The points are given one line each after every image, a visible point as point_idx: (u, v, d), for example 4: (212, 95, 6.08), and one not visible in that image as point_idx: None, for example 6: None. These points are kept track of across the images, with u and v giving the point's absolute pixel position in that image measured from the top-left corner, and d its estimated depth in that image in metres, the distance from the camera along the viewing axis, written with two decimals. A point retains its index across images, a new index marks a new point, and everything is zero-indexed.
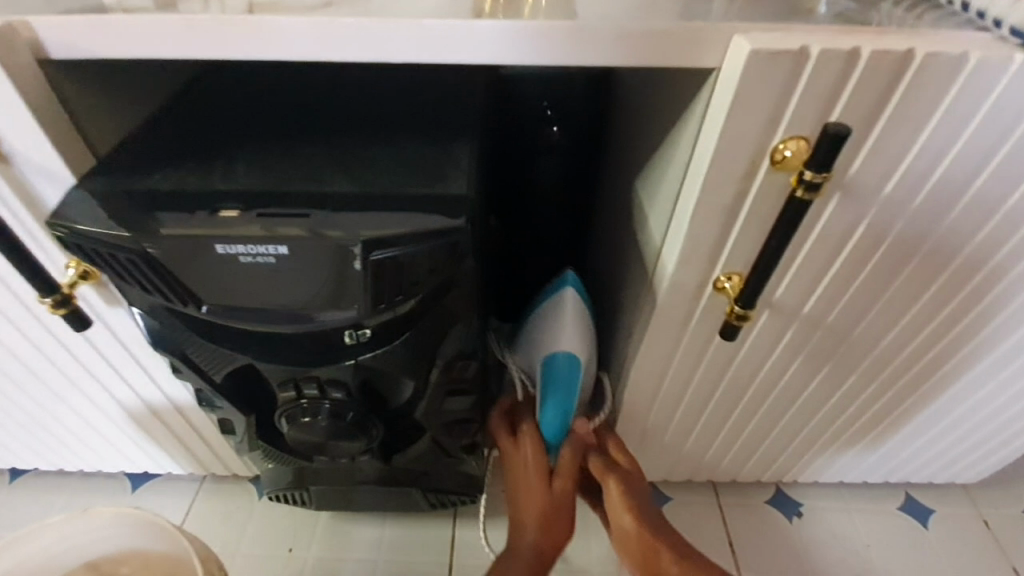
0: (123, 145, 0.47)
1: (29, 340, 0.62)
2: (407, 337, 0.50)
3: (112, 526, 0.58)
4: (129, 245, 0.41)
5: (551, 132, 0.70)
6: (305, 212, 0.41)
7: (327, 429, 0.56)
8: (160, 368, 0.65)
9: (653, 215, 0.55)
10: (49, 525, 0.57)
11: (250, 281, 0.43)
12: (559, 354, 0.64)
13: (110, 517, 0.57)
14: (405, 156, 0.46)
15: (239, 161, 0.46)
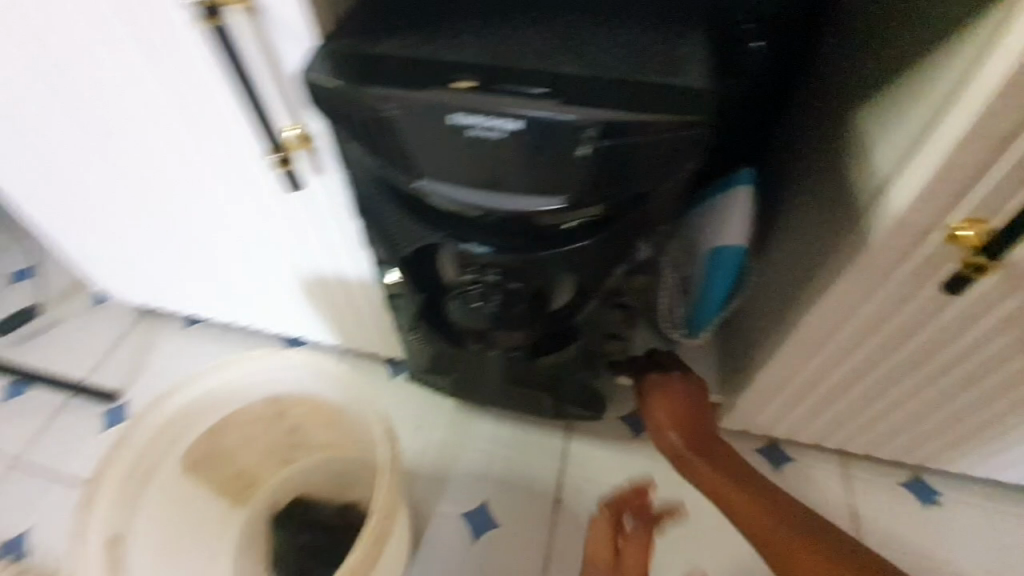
0: (359, 11, 0.49)
1: (240, 195, 0.68)
2: (597, 238, 0.51)
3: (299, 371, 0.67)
4: (368, 106, 0.43)
5: (754, 47, 0.60)
6: (541, 90, 0.40)
7: (495, 317, 0.59)
8: (339, 239, 0.69)
9: (886, 143, 0.49)
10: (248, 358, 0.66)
11: (473, 156, 0.43)
12: (725, 249, 0.67)
13: (301, 361, 0.66)
14: (635, 41, 0.44)
15: (468, 32, 0.45)
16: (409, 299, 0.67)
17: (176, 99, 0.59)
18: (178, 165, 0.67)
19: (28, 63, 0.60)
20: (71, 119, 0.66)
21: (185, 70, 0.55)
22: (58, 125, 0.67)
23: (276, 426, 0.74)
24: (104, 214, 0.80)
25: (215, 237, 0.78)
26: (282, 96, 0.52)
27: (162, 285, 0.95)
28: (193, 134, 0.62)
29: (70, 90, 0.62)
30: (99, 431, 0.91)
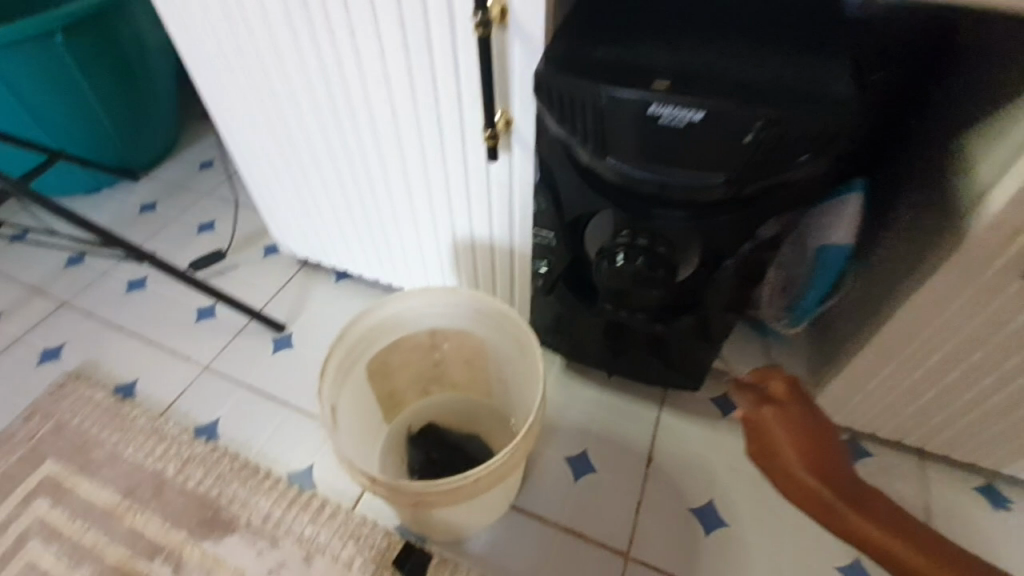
0: (568, 22, 0.63)
1: (429, 166, 0.85)
2: (734, 215, 0.64)
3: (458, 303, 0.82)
4: (580, 96, 0.59)
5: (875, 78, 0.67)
6: (720, 91, 0.54)
7: (634, 278, 0.72)
8: (503, 207, 0.84)
9: (991, 159, 0.60)
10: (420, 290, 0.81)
11: (658, 138, 0.57)
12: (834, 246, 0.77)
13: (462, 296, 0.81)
14: (790, 58, 0.56)
15: (657, 44, 0.59)
16: (555, 260, 0.81)
17: (404, 84, 0.75)
18: (384, 137, 0.84)
19: (295, 48, 0.79)
20: (310, 95, 0.84)
21: (420, 62, 0.72)
22: (299, 99, 0.86)
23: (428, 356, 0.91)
24: (306, 174, 0.99)
25: (390, 201, 0.95)
26: (498, 88, 0.68)
27: (329, 240, 1.14)
28: (405, 112, 0.79)
29: (318, 71, 0.80)
30: (272, 354, 1.13)
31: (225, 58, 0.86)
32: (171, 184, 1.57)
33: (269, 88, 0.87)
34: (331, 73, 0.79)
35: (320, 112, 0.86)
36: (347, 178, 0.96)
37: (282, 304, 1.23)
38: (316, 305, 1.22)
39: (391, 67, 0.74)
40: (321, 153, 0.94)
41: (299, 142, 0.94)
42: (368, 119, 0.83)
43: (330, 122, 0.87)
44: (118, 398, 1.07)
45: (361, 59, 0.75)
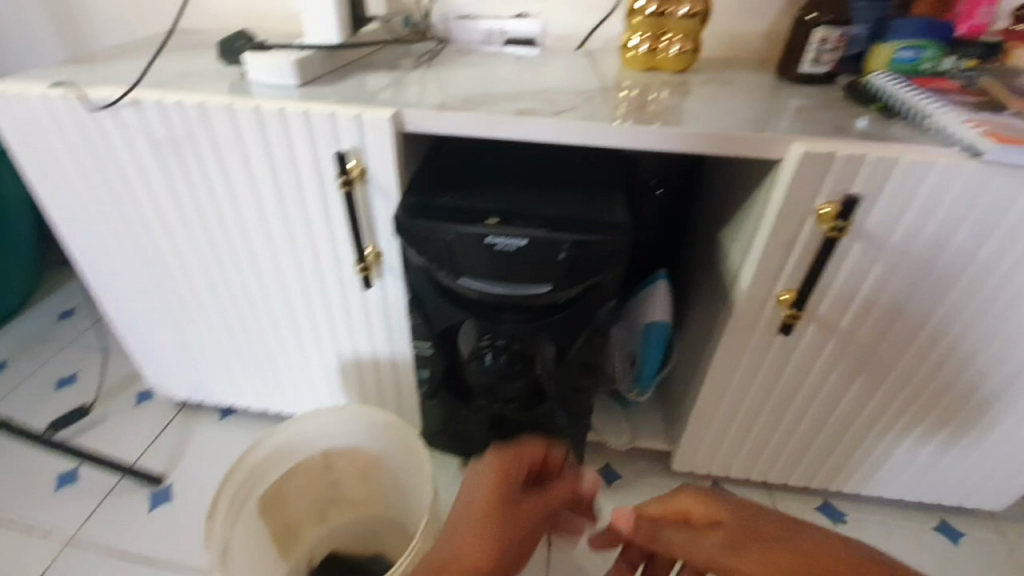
0: (417, 178, 0.80)
1: (310, 298, 0.93)
2: (569, 312, 0.80)
3: (350, 424, 0.86)
4: (431, 233, 0.73)
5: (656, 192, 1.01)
6: (535, 223, 0.71)
7: (500, 373, 0.85)
8: (383, 326, 0.93)
9: (734, 251, 0.83)
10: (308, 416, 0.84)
11: (496, 261, 0.72)
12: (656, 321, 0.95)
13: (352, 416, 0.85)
14: (584, 196, 0.77)
15: (488, 192, 0.77)
16: (434, 367, 0.91)
17: (282, 233, 0.85)
18: (266, 275, 0.91)
19: (177, 205, 0.86)
20: (191, 245, 0.91)
21: (294, 213, 0.82)
22: (179, 250, 0.92)
23: (322, 479, 0.92)
24: (187, 315, 1.02)
25: (275, 332, 1.00)
26: (365, 230, 0.81)
27: (213, 378, 1.13)
28: (284, 254, 0.87)
29: (199, 224, 0.88)
30: (148, 510, 1.05)
31: (103, 217, 0.91)
32: (23, 341, 1.46)
33: (148, 242, 0.92)
34: (211, 225, 0.87)
35: (200, 260, 0.93)
36: (231, 315, 1.00)
37: (160, 453, 1.16)
38: (200, 448, 1.18)
39: (269, 219, 0.84)
40: (203, 294, 0.98)
41: (179, 288, 0.98)
42: (249, 263, 0.91)
43: (212, 266, 0.93)
44: None
45: (240, 215, 0.84)
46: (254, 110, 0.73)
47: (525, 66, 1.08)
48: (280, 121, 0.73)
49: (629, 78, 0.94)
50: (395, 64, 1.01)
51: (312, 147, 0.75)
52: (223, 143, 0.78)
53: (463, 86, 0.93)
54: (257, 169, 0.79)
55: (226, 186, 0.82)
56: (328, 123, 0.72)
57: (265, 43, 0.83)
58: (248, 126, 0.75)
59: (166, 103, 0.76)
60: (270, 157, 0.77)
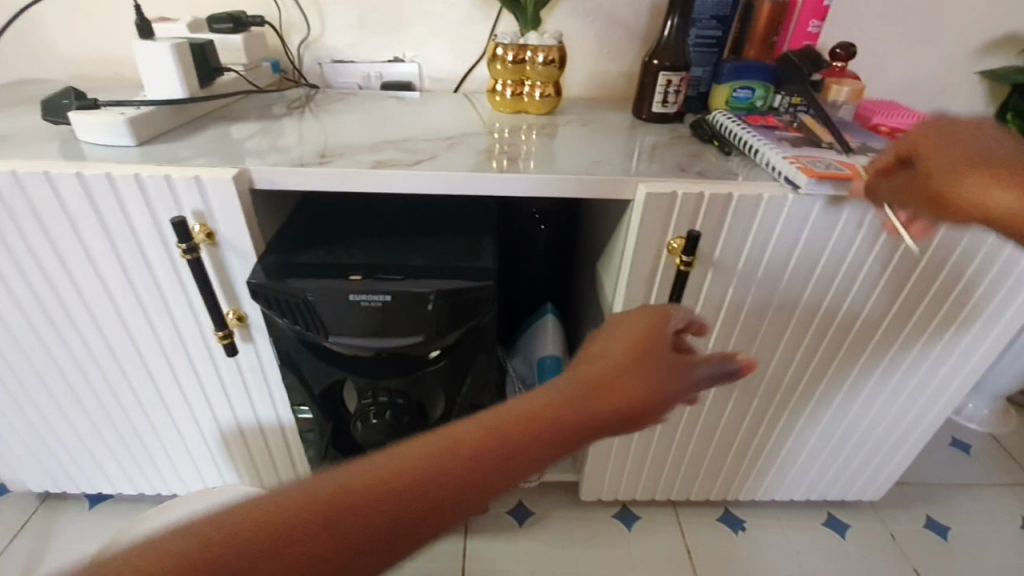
0: (280, 237, 0.77)
1: (174, 369, 0.85)
2: (449, 360, 0.79)
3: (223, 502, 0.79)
4: (290, 294, 0.70)
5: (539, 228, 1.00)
6: (400, 276, 0.70)
7: (387, 431, 0.82)
8: (259, 390, 0.87)
9: (606, 284, 0.86)
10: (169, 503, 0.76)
11: (364, 318, 0.70)
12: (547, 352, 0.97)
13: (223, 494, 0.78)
14: (452, 244, 0.77)
15: (353, 246, 0.76)
16: (318, 428, 0.87)
17: (131, 302, 0.78)
18: (119, 347, 0.83)
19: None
20: (24, 324, 0.81)
21: (140, 280, 0.76)
22: (10, 330, 0.82)
23: None
24: (31, 399, 0.90)
25: (139, 408, 0.91)
26: (225, 293, 0.76)
27: (73, 465, 1.01)
28: (136, 324, 0.80)
29: (27, 300, 0.78)
30: None
31: None
32: None
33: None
34: (43, 300, 0.78)
35: (38, 339, 0.83)
36: (82, 394, 0.89)
37: (11, 559, 1.01)
38: (62, 545, 1.04)
39: (114, 290, 0.76)
40: (46, 375, 0.87)
41: (15, 371, 0.87)
42: (98, 337, 0.82)
43: (52, 344, 0.83)
44: None
45: (79, 287, 0.76)
46: (76, 176, 0.67)
47: (402, 109, 1.08)
48: (109, 186, 0.68)
49: (499, 120, 0.97)
50: (263, 112, 0.98)
51: (150, 211, 0.70)
52: (47, 212, 0.70)
53: (333, 133, 0.92)
54: (89, 237, 0.72)
55: (59, 258, 0.74)
56: (163, 186, 0.67)
57: (97, 101, 0.77)
58: (73, 193, 0.68)
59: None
60: (103, 223, 0.71)
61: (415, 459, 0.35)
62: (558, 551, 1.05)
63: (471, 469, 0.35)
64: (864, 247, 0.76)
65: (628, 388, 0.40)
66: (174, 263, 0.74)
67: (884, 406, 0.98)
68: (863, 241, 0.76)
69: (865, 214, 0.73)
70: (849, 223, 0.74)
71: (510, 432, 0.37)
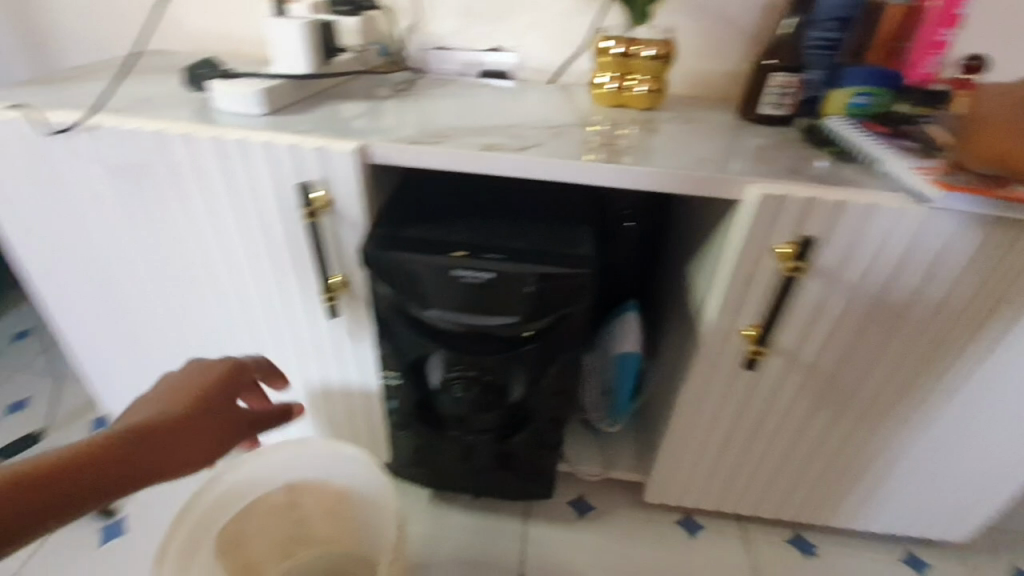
0: (387, 210, 0.80)
1: (276, 327, 0.91)
2: (537, 344, 0.80)
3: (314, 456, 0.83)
4: (397, 264, 0.73)
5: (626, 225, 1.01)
6: (501, 255, 0.72)
7: (470, 405, 0.84)
8: (350, 354, 0.92)
9: (699, 284, 0.85)
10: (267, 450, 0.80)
11: (463, 294, 0.72)
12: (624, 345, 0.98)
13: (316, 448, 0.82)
14: (551, 229, 0.78)
15: (455, 224, 0.78)
16: (404, 396, 0.91)
17: (247, 261, 0.83)
18: (229, 302, 0.89)
19: (134, 232, 0.84)
20: (149, 272, 0.88)
21: (257, 240, 0.81)
22: (138, 277, 0.89)
23: (286, 515, 0.88)
24: (145, 342, 0.98)
25: (238, 360, 0.98)
26: (332, 260, 0.80)
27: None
28: (248, 281, 0.86)
29: (156, 251, 0.85)
30: (100, 545, 1.01)
31: (55, 244, 0.88)
32: None
33: (105, 268, 0.89)
34: (170, 252, 0.85)
35: (161, 287, 0.90)
36: (191, 342, 0.97)
37: None
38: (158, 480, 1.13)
39: (234, 248, 0.82)
40: (162, 321, 0.95)
41: (136, 316, 0.95)
42: (213, 291, 0.88)
43: (171, 293, 0.90)
44: None
45: (204, 243, 0.83)
46: (215, 140, 0.73)
47: (500, 97, 1.10)
48: (243, 151, 0.73)
49: (599, 113, 0.97)
50: (370, 93, 1.03)
51: (276, 176, 0.74)
52: (187, 171, 0.76)
53: (437, 116, 0.95)
54: (218, 196, 0.78)
55: (191, 215, 0.80)
56: (292, 153, 0.72)
57: (231, 72, 0.83)
58: (211, 155, 0.74)
59: (126, 130, 0.74)
60: (233, 185, 0.76)
61: (39, 468, 0.49)
62: (618, 548, 1.05)
63: (62, 475, 0.50)
64: (992, 268, 0.71)
65: (168, 444, 0.56)
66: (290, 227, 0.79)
67: (987, 442, 0.91)
68: (992, 262, 0.71)
69: (998, 233, 0.68)
70: (978, 241, 0.69)
71: (97, 454, 0.52)
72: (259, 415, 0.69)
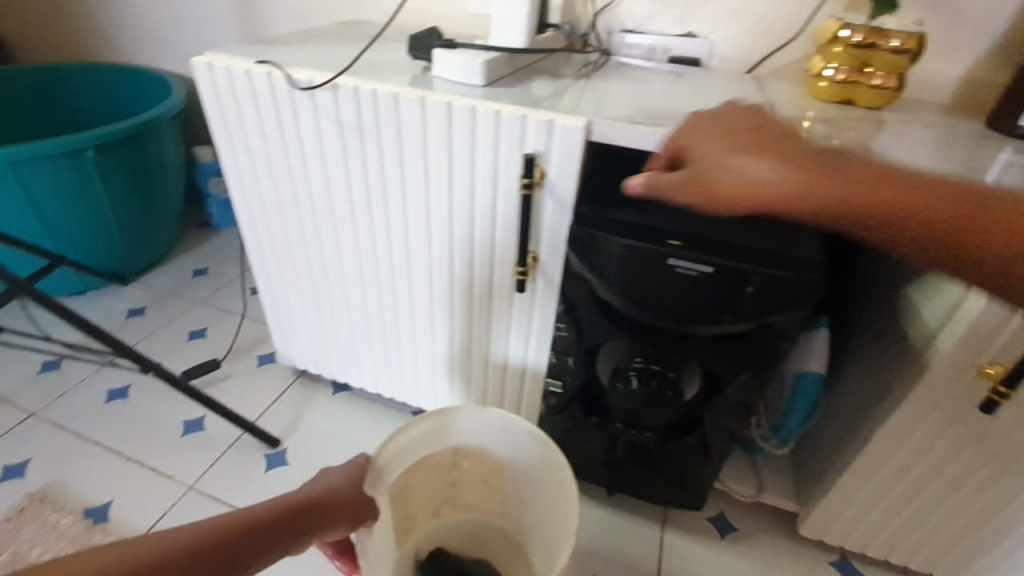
0: (591, 188, 0.78)
1: (454, 294, 0.93)
2: (734, 347, 0.75)
3: (489, 424, 0.83)
4: (605, 245, 0.70)
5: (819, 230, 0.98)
6: (723, 249, 0.67)
7: (645, 401, 0.81)
8: (519, 331, 0.92)
9: (928, 307, 0.76)
10: (453, 411, 0.81)
11: (672, 285, 0.69)
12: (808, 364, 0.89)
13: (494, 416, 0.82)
14: (773, 227, 0.72)
15: (665, 211, 0.74)
16: (572, 379, 0.90)
17: (443, 227, 0.86)
18: (415, 262, 0.93)
19: (345, 186, 0.89)
20: (351, 225, 0.93)
21: (460, 207, 0.83)
22: (339, 229, 0.95)
23: (445, 476, 0.91)
24: (330, 290, 1.05)
25: (410, 320, 1.02)
26: (531, 234, 0.80)
27: (338, 356, 1.17)
28: (439, 244, 0.88)
29: (361, 206, 0.90)
30: (264, 471, 1.09)
31: (275, 190, 0.96)
32: (163, 291, 1.59)
33: (309, 217, 0.96)
34: (375, 208, 0.89)
35: (357, 241, 0.95)
36: (371, 296, 1.02)
37: (275, 419, 1.21)
38: (313, 419, 1.21)
39: (434, 213, 0.85)
40: (350, 272, 1.01)
41: (329, 265, 1.01)
42: (402, 251, 0.92)
43: (364, 247, 0.95)
44: (89, 522, 0.99)
45: (407, 205, 0.86)
46: (447, 106, 0.75)
47: (692, 82, 1.05)
48: (471, 118, 0.74)
49: (818, 108, 0.90)
50: (564, 71, 1.02)
51: (496, 145, 0.75)
52: (408, 134, 0.79)
53: (637, 97, 0.92)
54: (434, 160, 0.80)
55: (402, 176, 0.84)
56: (519, 124, 0.72)
57: (456, 41, 0.85)
58: (438, 119, 0.76)
59: (363, 90, 0.79)
60: (451, 150, 0.78)
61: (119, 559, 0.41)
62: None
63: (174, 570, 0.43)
64: None
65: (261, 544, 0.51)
66: (497, 197, 0.79)
67: None
68: None
69: None
70: None
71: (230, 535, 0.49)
72: (320, 495, 0.62)
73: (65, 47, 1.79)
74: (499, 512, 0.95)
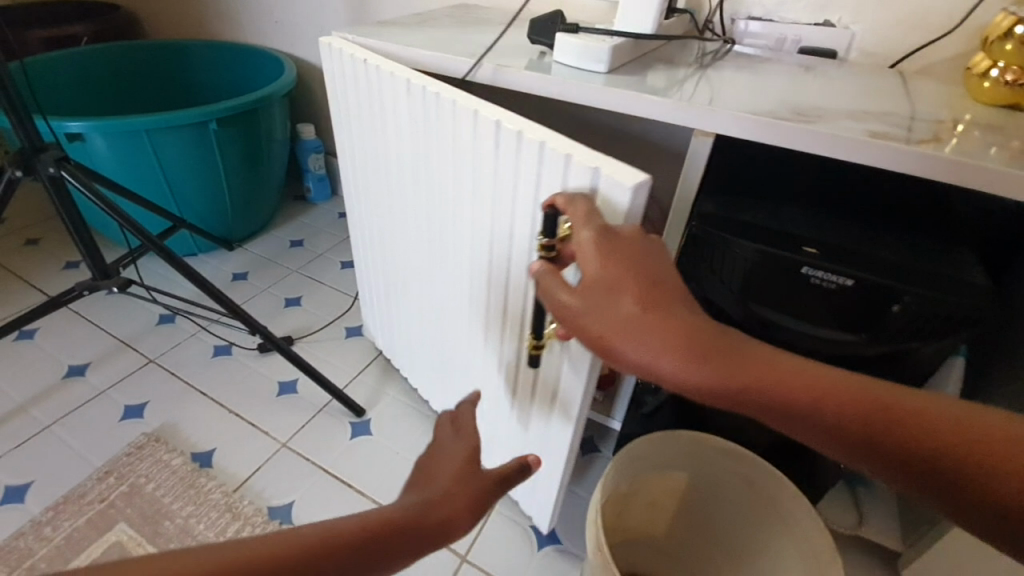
0: (714, 185, 0.74)
1: (488, 332, 0.86)
2: (864, 369, 0.70)
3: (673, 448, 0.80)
4: (731, 247, 0.67)
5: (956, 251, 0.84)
6: (867, 262, 0.62)
7: None
8: (546, 396, 0.80)
9: None
10: (638, 446, 0.78)
11: (804, 294, 0.65)
12: None
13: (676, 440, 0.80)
14: (924, 241, 0.65)
15: (796, 215, 0.69)
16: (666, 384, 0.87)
17: (481, 257, 0.78)
18: (459, 285, 0.87)
19: (412, 191, 0.88)
20: (415, 230, 0.92)
21: (499, 241, 0.74)
22: (406, 229, 0.95)
23: (622, 509, 0.85)
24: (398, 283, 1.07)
25: (452, 339, 0.98)
26: None
27: (401, 348, 1.19)
28: (477, 272, 0.81)
29: (423, 212, 0.88)
30: (350, 438, 1.14)
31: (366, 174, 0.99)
32: (262, 258, 1.69)
33: (390, 213, 0.97)
34: (432, 219, 0.86)
35: (419, 245, 0.94)
36: (426, 302, 1.00)
37: (361, 390, 1.25)
38: (396, 395, 1.25)
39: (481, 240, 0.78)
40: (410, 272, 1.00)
41: (397, 260, 1.03)
42: (450, 273, 0.88)
43: (423, 254, 0.93)
44: (195, 466, 1.07)
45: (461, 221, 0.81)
46: (496, 124, 0.67)
47: (824, 75, 0.97)
48: (515, 146, 0.65)
49: (975, 113, 0.81)
50: (683, 59, 0.97)
51: (536, 182, 0.64)
52: (466, 150, 0.73)
53: (763, 89, 0.86)
54: (480, 185, 0.73)
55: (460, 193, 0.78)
56: (561, 165, 0.60)
57: (580, 26, 0.83)
58: (486, 138, 0.69)
59: (499, 77, 0.81)
60: (496, 176, 0.70)
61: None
62: None
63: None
64: None
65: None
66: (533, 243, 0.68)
67: None
68: None
69: None
70: None
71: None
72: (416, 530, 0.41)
73: (191, 22, 1.92)
74: (659, 530, 0.92)
